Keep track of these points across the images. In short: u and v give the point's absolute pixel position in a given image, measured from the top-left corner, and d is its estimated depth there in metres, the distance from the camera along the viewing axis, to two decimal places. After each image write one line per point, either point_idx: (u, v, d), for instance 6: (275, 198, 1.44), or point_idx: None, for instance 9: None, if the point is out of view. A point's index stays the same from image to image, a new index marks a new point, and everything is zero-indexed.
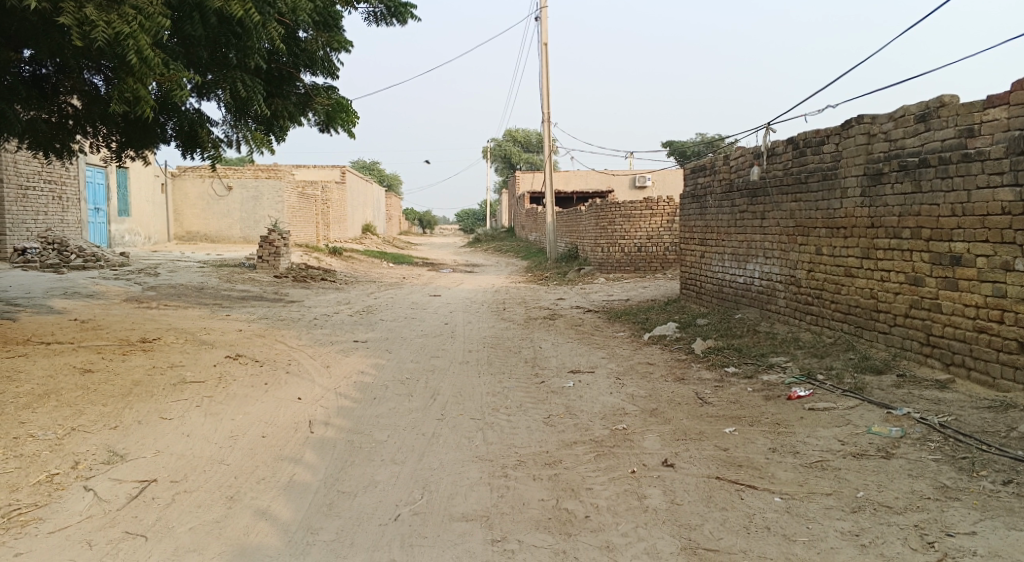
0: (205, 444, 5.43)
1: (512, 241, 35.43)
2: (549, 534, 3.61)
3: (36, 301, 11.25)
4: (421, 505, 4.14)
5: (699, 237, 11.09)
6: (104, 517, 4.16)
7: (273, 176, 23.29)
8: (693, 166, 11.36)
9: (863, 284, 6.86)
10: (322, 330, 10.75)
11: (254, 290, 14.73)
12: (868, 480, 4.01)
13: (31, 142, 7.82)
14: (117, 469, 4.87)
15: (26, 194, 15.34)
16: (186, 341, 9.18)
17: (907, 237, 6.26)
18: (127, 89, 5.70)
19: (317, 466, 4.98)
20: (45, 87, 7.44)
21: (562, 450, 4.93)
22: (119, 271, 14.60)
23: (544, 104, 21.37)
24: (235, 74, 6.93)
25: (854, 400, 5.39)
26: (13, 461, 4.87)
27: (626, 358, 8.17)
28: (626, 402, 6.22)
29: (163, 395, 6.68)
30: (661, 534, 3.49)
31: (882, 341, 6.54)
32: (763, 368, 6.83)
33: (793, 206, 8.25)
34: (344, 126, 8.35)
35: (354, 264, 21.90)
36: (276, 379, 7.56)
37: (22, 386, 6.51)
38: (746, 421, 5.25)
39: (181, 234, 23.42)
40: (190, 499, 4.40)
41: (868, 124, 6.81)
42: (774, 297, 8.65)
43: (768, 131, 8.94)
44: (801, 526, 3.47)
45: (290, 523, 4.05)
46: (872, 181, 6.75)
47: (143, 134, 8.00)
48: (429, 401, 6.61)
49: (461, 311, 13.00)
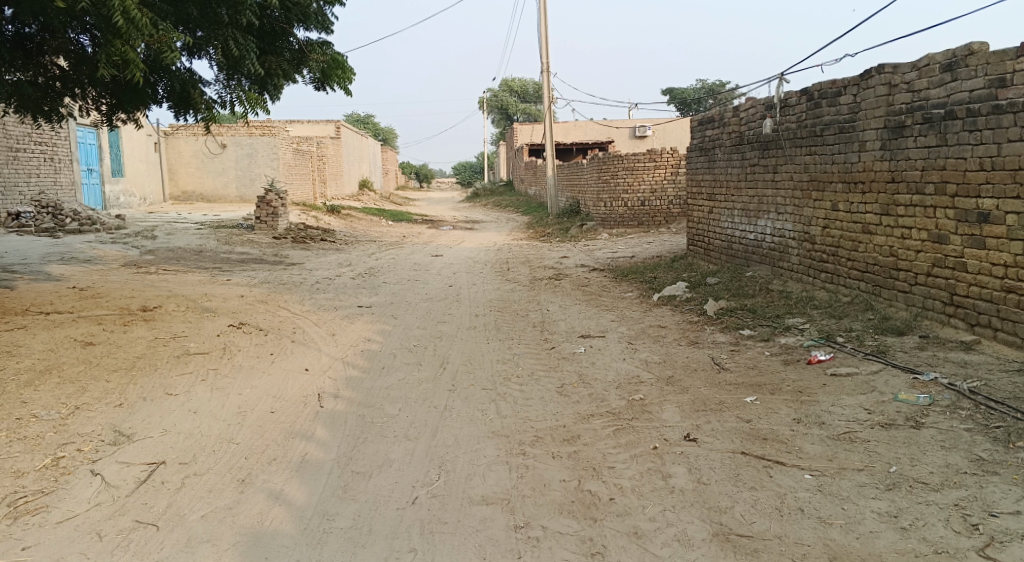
0: (213, 422, 5.30)
1: (512, 195, 35.05)
2: (574, 519, 3.57)
3: (33, 268, 11.05)
4: (438, 487, 4.03)
5: (707, 192, 10.85)
6: (113, 505, 4.04)
7: (267, 133, 22.70)
8: (700, 118, 11.04)
9: (882, 241, 6.67)
10: (326, 294, 10.59)
11: (253, 252, 14.52)
12: (900, 453, 3.88)
13: (18, 105, 7.52)
14: (124, 451, 4.74)
15: (17, 156, 15.00)
16: (187, 309, 9.01)
17: (930, 193, 6.05)
18: (114, 51, 5.44)
19: (328, 443, 4.85)
20: (29, 46, 7.10)
21: (580, 424, 4.80)
22: (116, 235, 14.38)
23: (543, 54, 20.84)
24: (226, 31, 6.60)
25: (878, 365, 5.25)
26: (16, 445, 4.74)
27: (637, 320, 8.02)
28: (640, 369, 6.09)
29: (168, 368, 6.53)
30: (691, 518, 3.47)
31: (902, 301, 6.38)
32: (779, 331, 6.68)
33: (808, 160, 8.00)
34: (341, 83, 7.99)
35: (353, 223, 21.65)
36: (281, 348, 7.42)
37: (23, 362, 6.36)
38: (767, 390, 5.12)
39: (177, 194, 23.14)
40: (201, 483, 4.29)
41: (890, 73, 6.53)
42: (787, 254, 8.46)
43: (782, 82, 8.63)
44: (836, 507, 3.46)
45: (305, 509, 3.93)
46: (894, 134, 6.50)
47: (133, 96, 7.70)
48: (438, 371, 6.48)
49: (464, 271, 12.81)
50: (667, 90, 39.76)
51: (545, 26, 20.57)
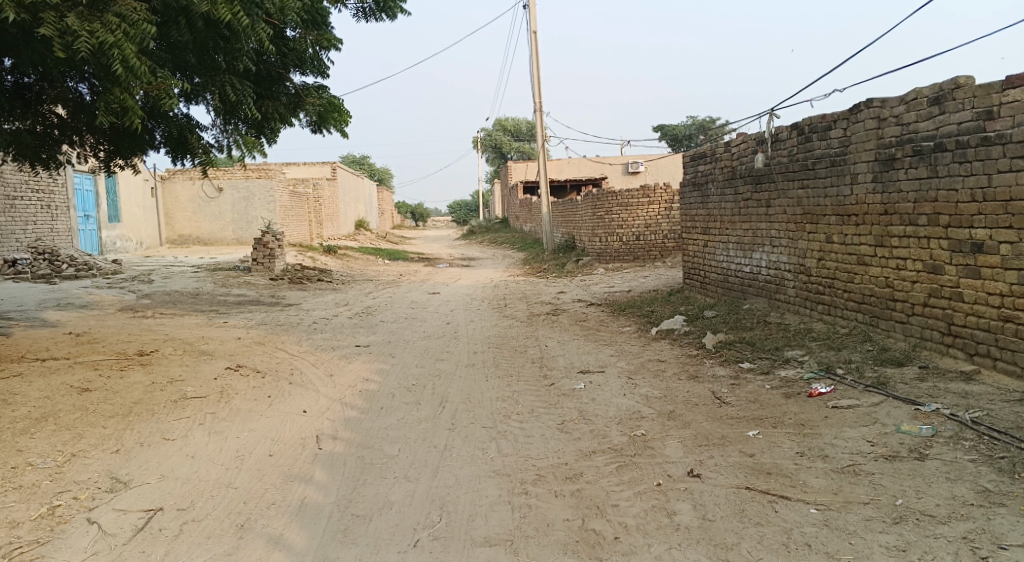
0: (211, 466, 5.25)
1: (507, 232, 35.22)
2: (579, 559, 3.52)
3: (29, 314, 11.02)
4: (440, 529, 3.99)
5: (702, 226, 10.91)
6: (110, 554, 3.99)
7: (263, 177, 22.92)
8: (692, 154, 11.16)
9: (877, 272, 6.71)
10: (323, 335, 10.57)
11: (250, 294, 14.51)
12: (905, 485, 3.85)
13: (16, 153, 7.58)
14: (121, 498, 4.69)
15: (14, 204, 15.05)
16: (184, 352, 8.98)
17: (924, 224, 6.10)
18: (113, 99, 5.51)
19: (328, 486, 4.80)
20: (28, 95, 7.17)
21: (581, 461, 4.77)
22: (112, 279, 14.38)
23: (535, 93, 21.13)
24: (223, 77, 6.70)
25: (879, 396, 5.24)
26: (12, 494, 4.68)
27: (636, 355, 8.01)
28: (640, 404, 6.06)
29: (165, 413, 6.49)
30: (697, 556, 3.43)
31: (900, 331, 6.40)
32: (779, 363, 6.68)
33: (800, 193, 8.07)
34: (337, 125, 8.14)
35: (350, 263, 21.69)
36: (279, 390, 7.38)
37: (19, 409, 6.31)
38: (769, 423, 5.09)
39: (174, 238, 23.23)
40: (199, 529, 4.23)
41: (878, 107, 6.63)
42: (783, 286, 8.49)
43: (772, 117, 8.76)
44: (844, 542, 3.42)
45: (305, 553, 3.87)
46: (885, 167, 6.57)
47: (131, 142, 7.77)
48: (438, 410, 6.44)
49: (461, 309, 12.80)
50: (658, 127, 40.25)
51: (537, 66, 20.90)
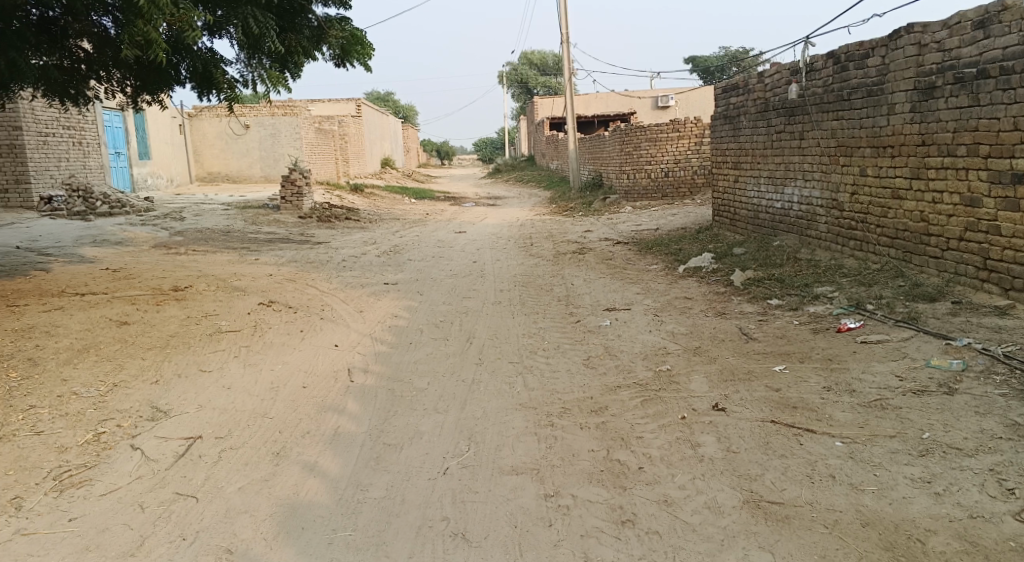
0: (246, 397, 5.40)
1: (534, 170, 34.94)
2: (604, 487, 3.59)
3: (67, 250, 11.26)
4: (468, 458, 4.09)
5: (733, 160, 10.71)
6: (153, 478, 4.15)
7: (290, 113, 22.78)
8: (724, 86, 10.87)
9: (912, 206, 6.56)
10: (352, 272, 10.68)
11: (280, 232, 14.65)
12: (932, 419, 3.85)
13: (46, 90, 7.61)
14: (162, 426, 4.85)
15: (46, 141, 15.18)
16: (218, 288, 9.15)
17: (963, 155, 5.93)
18: (137, 32, 5.49)
19: (359, 416, 4.93)
20: (54, 30, 7.14)
21: (607, 395, 4.83)
22: (145, 216, 14.58)
23: (563, 25, 20.63)
24: (245, 10, 6.66)
25: (909, 331, 5.21)
26: (59, 421, 4.87)
27: (663, 293, 7.99)
28: (667, 340, 6.08)
29: (200, 346, 6.65)
30: (721, 486, 3.48)
31: (934, 266, 6.29)
32: (808, 300, 6.63)
33: (835, 125, 7.86)
34: (361, 59, 8.02)
35: (377, 201, 21.76)
36: (311, 325, 7.52)
37: (61, 341, 6.51)
38: (796, 359, 5.09)
39: (203, 175, 23.41)
40: (237, 456, 4.37)
41: (919, 33, 6.38)
42: (815, 221, 8.35)
43: (807, 45, 8.46)
44: (868, 473, 3.45)
45: (339, 479, 4.00)
46: (924, 96, 6.36)
47: (157, 77, 7.76)
48: (465, 345, 6.53)
49: (488, 247, 12.83)
50: (690, 60, 39.19)
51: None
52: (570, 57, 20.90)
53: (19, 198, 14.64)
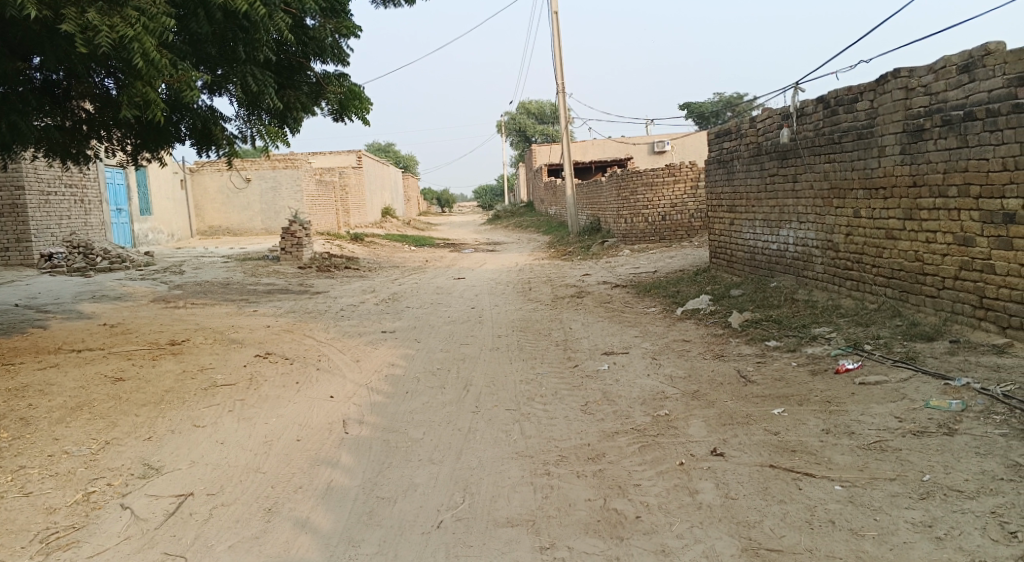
0: (240, 452, 5.34)
1: (532, 215, 35.17)
2: (600, 538, 3.52)
3: (65, 306, 11.27)
4: (463, 510, 4.02)
5: (728, 203, 10.77)
6: (142, 538, 4.07)
7: (291, 165, 22.89)
8: (717, 131, 11.00)
9: (906, 246, 6.58)
10: (350, 321, 10.66)
11: (279, 283, 14.68)
12: (933, 461, 3.79)
13: (46, 150, 7.70)
14: (153, 484, 4.79)
15: (48, 199, 15.32)
16: (215, 341, 9.12)
17: (954, 195, 5.96)
18: (136, 93, 5.57)
19: (354, 469, 4.86)
20: (56, 92, 7.27)
21: (604, 442, 4.76)
22: (145, 271, 14.63)
23: (558, 74, 21.00)
24: (244, 68, 6.76)
25: (908, 371, 5.16)
26: (49, 481, 4.80)
27: (660, 336, 7.96)
28: (664, 384, 6.03)
29: (195, 401, 6.60)
30: (719, 534, 3.41)
31: (930, 306, 6.28)
32: (806, 341, 6.60)
33: (827, 167, 7.92)
34: (359, 114, 8.17)
35: (376, 250, 21.85)
36: (307, 376, 7.48)
37: (55, 399, 6.46)
38: (794, 401, 5.04)
39: (204, 229, 23.58)
40: (228, 514, 4.30)
41: (906, 77, 6.48)
42: (811, 262, 8.36)
43: (797, 90, 8.59)
44: (868, 518, 3.38)
45: (331, 536, 3.92)
46: (913, 138, 6.43)
47: (157, 135, 7.85)
48: (461, 393, 6.47)
49: (486, 294, 12.83)
50: (685, 104, 39.78)
51: (559, 47, 20.72)
52: (566, 105, 21.21)
53: (19, 256, 14.72)
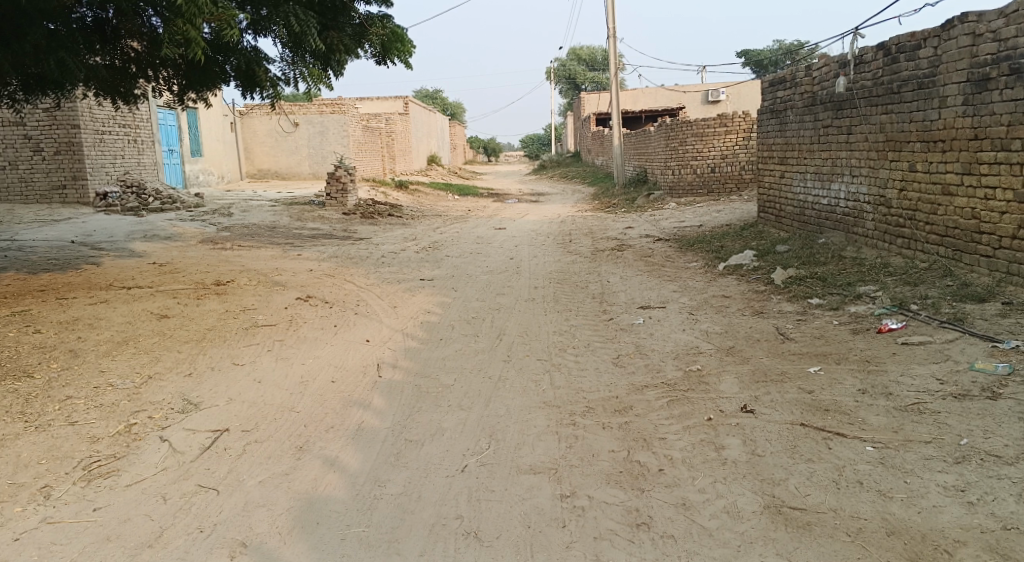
0: (276, 391, 5.45)
1: (579, 166, 34.72)
2: (621, 489, 3.51)
3: (118, 244, 11.58)
4: (488, 456, 4.04)
5: (779, 155, 10.42)
6: (179, 469, 4.20)
7: (338, 110, 23.05)
8: (771, 79, 10.59)
9: (962, 203, 6.28)
10: (391, 267, 10.74)
11: (324, 228, 14.83)
12: (972, 425, 3.66)
13: (96, 88, 7.79)
14: (192, 418, 4.93)
15: (102, 139, 15.62)
16: (258, 283, 9.29)
17: (1017, 149, 5.65)
18: (177, 32, 5.59)
19: (384, 412, 4.93)
20: (105, 30, 7.32)
21: (633, 395, 4.73)
22: (195, 212, 14.92)
23: (609, 20, 20.42)
24: (287, 8, 6.71)
25: (954, 333, 4.98)
26: (94, 412, 4.98)
27: (700, 291, 7.82)
28: (700, 339, 5.95)
29: (236, 340, 6.76)
30: (742, 490, 3.37)
31: (985, 266, 6.02)
32: (850, 299, 6.40)
33: (884, 118, 7.57)
34: (401, 57, 8.04)
35: (421, 198, 21.88)
36: (346, 320, 7.58)
37: (103, 333, 6.68)
38: (832, 360, 4.91)
39: (253, 172, 23.90)
40: (261, 450, 4.40)
41: (973, 22, 6.11)
42: (862, 218, 8.07)
43: (857, 37, 8.18)
44: (898, 480, 3.29)
45: (358, 475, 3.98)
46: (977, 88, 6.08)
47: (202, 76, 7.89)
48: (495, 341, 6.49)
49: (527, 244, 12.76)
50: (741, 52, 38.45)
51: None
52: (616, 51, 20.67)
53: (75, 195, 15.13)
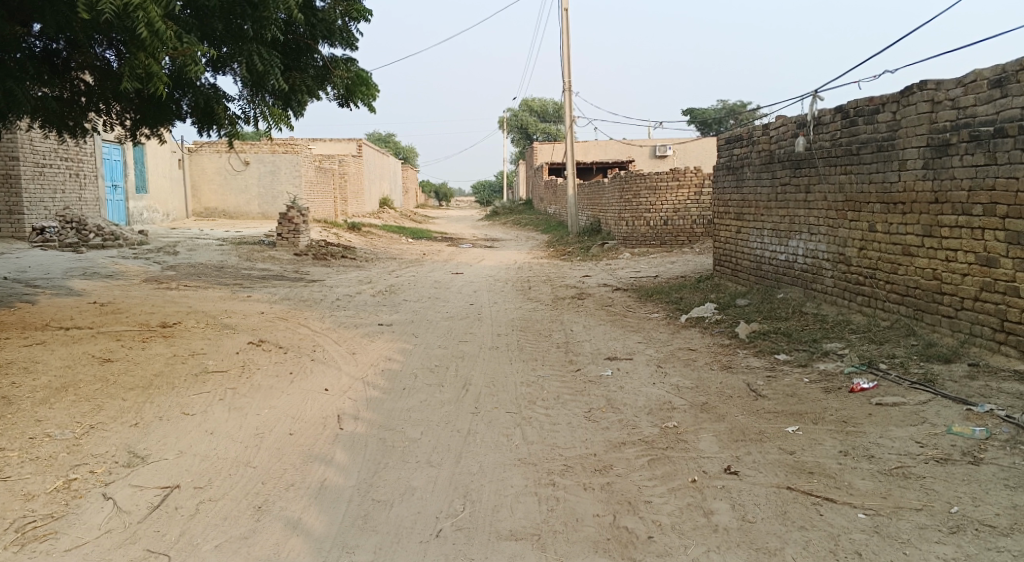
0: (230, 443, 5.12)
1: (531, 214, 34.98)
2: (611, 559, 3.36)
3: (55, 282, 11.02)
4: (464, 519, 3.82)
5: (736, 211, 10.58)
6: (125, 532, 3.86)
7: (290, 150, 22.76)
8: (728, 136, 10.80)
9: (923, 264, 6.41)
10: (346, 311, 10.45)
11: (274, 269, 14.41)
12: (960, 491, 3.63)
13: (42, 120, 7.40)
14: (138, 474, 4.57)
15: (42, 171, 15.00)
16: (207, 325, 8.89)
17: (979, 214, 5.81)
18: (138, 65, 5.38)
19: (348, 468, 4.66)
20: (56, 62, 7.00)
21: (611, 453, 4.58)
22: (138, 249, 14.35)
23: (566, 72, 20.78)
24: (250, 47, 6.53)
25: (926, 394, 5.00)
26: (29, 466, 4.58)
27: (665, 343, 7.77)
28: (671, 394, 5.85)
29: (185, 387, 6.39)
30: (738, 561, 3.26)
31: (947, 326, 6.13)
32: (817, 356, 6.43)
33: (842, 179, 7.75)
34: (365, 99, 7.86)
35: (374, 240, 21.62)
36: (301, 367, 7.26)
37: (39, 378, 6.23)
38: (809, 419, 4.86)
39: (200, 210, 23.28)
40: (216, 510, 4.09)
41: (932, 89, 6.32)
42: (820, 275, 8.18)
43: (815, 99, 8.39)
44: (897, 552, 3.22)
45: (324, 539, 3.72)
46: (937, 153, 6.27)
47: (157, 111, 7.58)
48: (461, 392, 6.27)
49: (485, 291, 12.61)
50: (687, 110, 39.75)
51: (568, 46, 20.48)
52: (571, 103, 21.01)
53: (10, 228, 14.44)
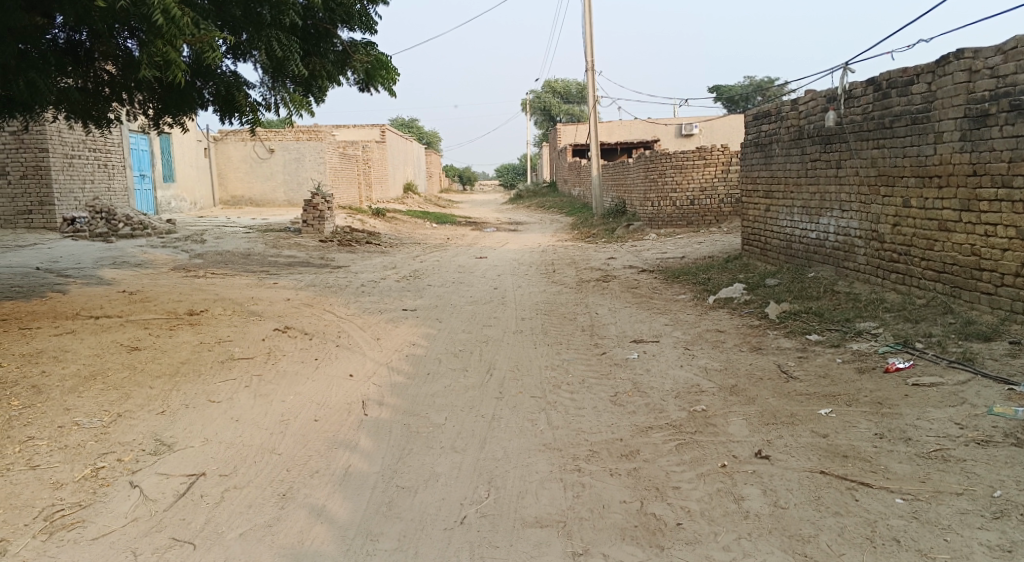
0: (255, 431, 5.12)
1: (556, 196, 34.75)
2: (639, 547, 3.28)
3: (86, 271, 11.15)
4: (488, 505, 3.77)
5: (764, 189, 10.36)
6: (151, 520, 3.87)
7: (314, 137, 22.78)
8: (755, 113, 10.56)
9: (961, 239, 6.20)
10: (371, 297, 10.44)
11: (300, 256, 14.45)
12: (1003, 474, 3.50)
13: (66, 111, 7.42)
14: (165, 462, 4.58)
15: (71, 162, 15.17)
16: (233, 312, 8.92)
17: (1019, 186, 5.59)
18: (157, 52, 5.34)
19: (372, 454, 4.63)
20: (78, 52, 7.00)
21: (638, 437, 4.49)
22: (166, 238, 14.48)
23: (589, 52, 20.49)
24: (270, 32, 6.45)
25: (965, 374, 4.83)
26: (57, 454, 4.62)
27: (692, 325, 7.63)
28: (699, 376, 5.73)
29: (212, 374, 6.41)
30: (770, 548, 3.17)
31: (986, 303, 5.93)
32: (851, 336, 6.26)
33: (875, 153, 7.52)
34: (385, 83, 7.75)
35: (398, 226, 21.63)
36: (326, 353, 7.25)
37: (68, 367, 6.29)
38: (842, 401, 4.73)
39: (227, 198, 23.46)
40: (241, 497, 4.08)
41: (970, 58, 6.09)
42: (853, 253, 7.97)
43: (846, 71, 8.14)
44: (937, 538, 3.10)
45: (347, 527, 3.69)
46: (975, 124, 6.04)
47: (179, 99, 7.55)
48: (485, 377, 6.21)
49: (509, 274, 12.52)
50: (714, 87, 39.13)
51: (591, 24, 20.17)
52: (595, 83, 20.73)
53: (42, 219, 14.64)
